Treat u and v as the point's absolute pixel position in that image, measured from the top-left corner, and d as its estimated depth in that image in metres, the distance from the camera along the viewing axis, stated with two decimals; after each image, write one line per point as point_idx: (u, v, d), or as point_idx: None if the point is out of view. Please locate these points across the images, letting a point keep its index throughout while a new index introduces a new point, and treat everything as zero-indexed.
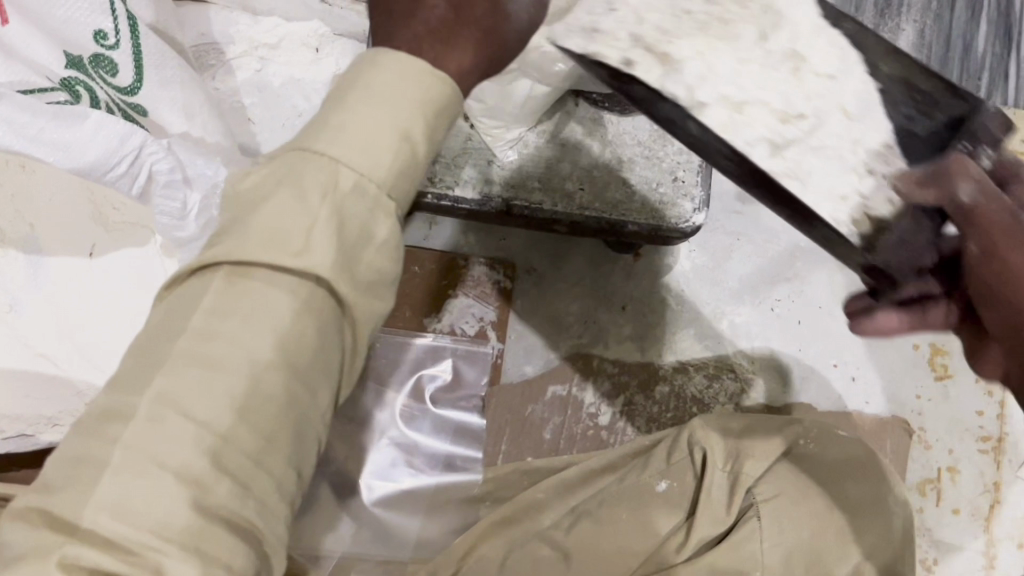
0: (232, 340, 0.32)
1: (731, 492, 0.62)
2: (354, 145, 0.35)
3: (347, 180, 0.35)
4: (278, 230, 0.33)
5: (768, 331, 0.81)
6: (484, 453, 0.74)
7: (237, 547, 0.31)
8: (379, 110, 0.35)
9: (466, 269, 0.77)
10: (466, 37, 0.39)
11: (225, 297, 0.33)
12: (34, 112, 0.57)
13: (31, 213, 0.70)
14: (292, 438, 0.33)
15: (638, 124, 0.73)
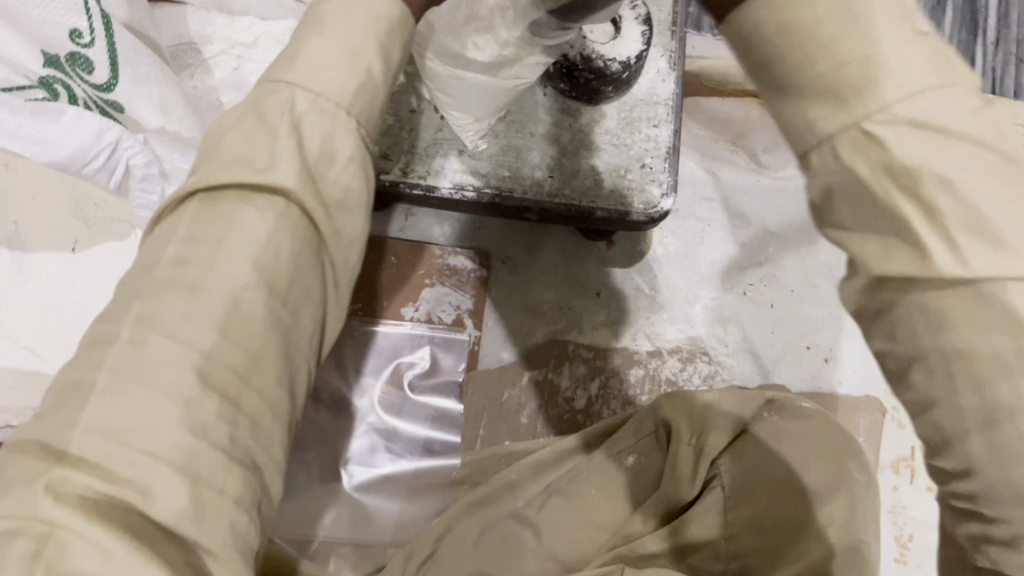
0: (207, 263, 0.33)
1: (696, 462, 0.63)
2: (314, 72, 0.37)
3: (311, 100, 0.37)
4: (246, 155, 0.36)
5: (741, 314, 0.83)
6: (463, 438, 0.76)
7: (228, 466, 0.31)
8: (333, 41, 0.38)
9: (442, 258, 0.79)
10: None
11: (196, 225, 0.35)
12: (12, 110, 0.59)
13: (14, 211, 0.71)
14: (280, 361, 0.34)
15: (606, 112, 0.74)
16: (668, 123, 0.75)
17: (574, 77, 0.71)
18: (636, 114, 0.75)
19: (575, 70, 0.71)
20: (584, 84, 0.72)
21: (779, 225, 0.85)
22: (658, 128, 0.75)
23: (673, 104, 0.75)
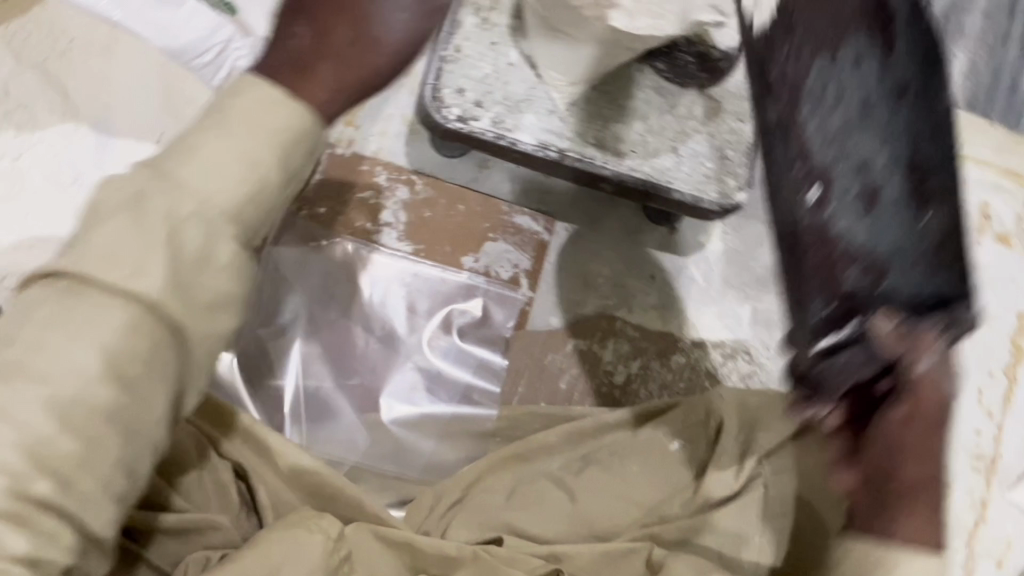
0: (59, 358, 0.38)
1: (742, 457, 0.66)
2: (204, 170, 0.42)
3: (194, 205, 0.41)
4: (111, 254, 0.39)
5: (788, 321, 0.84)
6: (502, 390, 0.76)
7: (98, 514, 0.39)
8: (231, 137, 0.43)
9: (508, 215, 0.80)
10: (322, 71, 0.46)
11: (43, 324, 0.38)
12: None
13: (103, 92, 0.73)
14: (122, 451, 0.39)
15: (696, 98, 0.75)
16: (753, 120, 0.76)
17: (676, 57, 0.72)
18: (723, 105, 0.76)
19: (676, 51, 0.72)
20: (682, 67, 0.73)
21: None
22: (742, 123, 0.76)
23: None
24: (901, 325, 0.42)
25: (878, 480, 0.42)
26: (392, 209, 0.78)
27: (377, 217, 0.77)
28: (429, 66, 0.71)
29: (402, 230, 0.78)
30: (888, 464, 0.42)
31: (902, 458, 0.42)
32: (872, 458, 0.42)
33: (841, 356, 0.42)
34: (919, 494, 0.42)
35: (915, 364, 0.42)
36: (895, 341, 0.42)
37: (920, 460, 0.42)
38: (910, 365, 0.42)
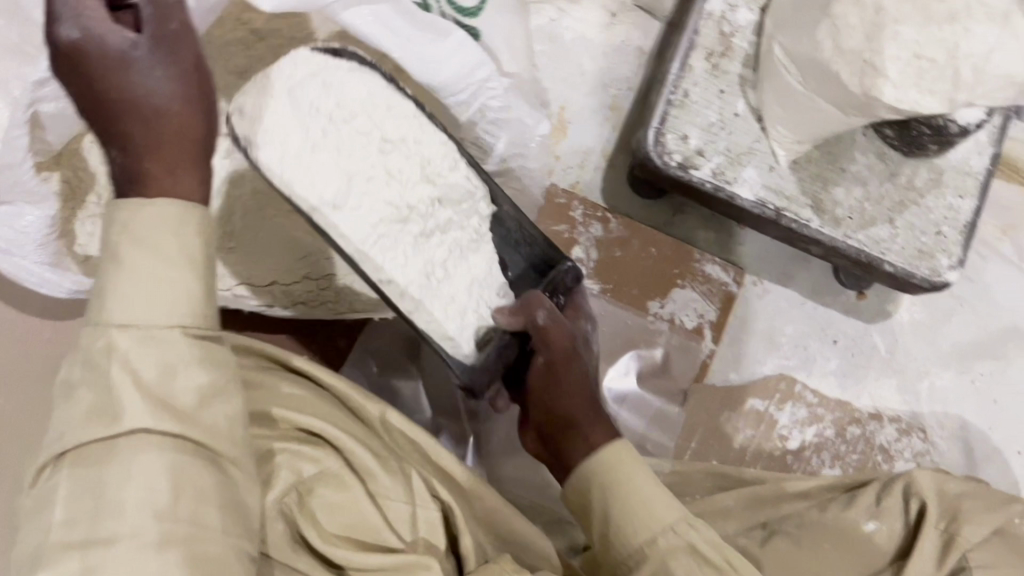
0: (134, 497, 0.35)
1: (945, 550, 0.62)
2: (90, 452, 0.36)
3: (117, 443, 0.36)
4: (82, 504, 0.35)
5: (964, 402, 0.81)
6: (675, 444, 0.75)
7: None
8: (153, 284, 0.38)
9: (698, 263, 0.77)
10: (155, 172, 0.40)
11: (82, 483, 0.35)
12: (407, 21, 0.57)
13: (297, 101, 0.49)
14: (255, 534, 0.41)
15: (919, 170, 0.72)
16: (973, 197, 0.73)
17: (910, 127, 0.68)
18: (944, 179, 0.73)
19: (912, 123, 0.68)
20: (914, 138, 0.69)
21: None
22: (962, 199, 0.73)
23: (983, 178, 0.73)
24: (513, 307, 0.53)
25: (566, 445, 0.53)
26: (584, 245, 0.76)
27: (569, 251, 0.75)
28: (656, 108, 0.70)
29: (591, 266, 0.76)
30: (582, 417, 0.53)
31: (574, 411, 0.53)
32: (574, 425, 0.53)
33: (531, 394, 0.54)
34: (579, 417, 0.53)
35: (534, 320, 0.53)
36: (511, 316, 0.53)
37: (550, 401, 0.54)
38: (535, 326, 0.53)
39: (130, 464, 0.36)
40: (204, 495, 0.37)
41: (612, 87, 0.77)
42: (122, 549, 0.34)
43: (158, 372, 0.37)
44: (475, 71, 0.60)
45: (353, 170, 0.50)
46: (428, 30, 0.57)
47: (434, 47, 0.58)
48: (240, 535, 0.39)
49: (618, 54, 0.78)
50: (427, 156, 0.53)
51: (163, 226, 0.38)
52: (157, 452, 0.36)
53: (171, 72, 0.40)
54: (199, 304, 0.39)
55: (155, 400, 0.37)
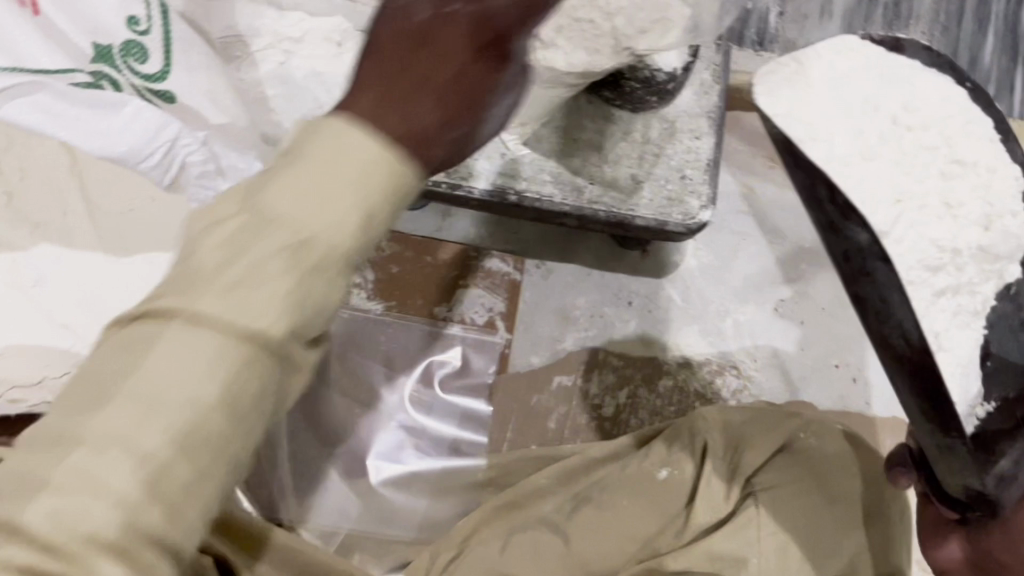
0: None
1: (731, 481, 0.65)
2: None
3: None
4: None
5: (773, 330, 0.83)
6: (489, 440, 0.76)
7: None
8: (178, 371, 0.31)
9: (477, 259, 0.80)
10: (422, 104, 0.34)
11: None
12: (68, 101, 0.62)
13: (882, 99, 0.50)
14: None
15: (649, 123, 0.75)
16: (709, 135, 0.75)
17: (622, 87, 0.71)
18: (677, 125, 0.75)
19: (623, 80, 0.70)
20: (630, 94, 0.72)
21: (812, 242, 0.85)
22: (698, 140, 0.75)
23: (715, 116, 0.76)
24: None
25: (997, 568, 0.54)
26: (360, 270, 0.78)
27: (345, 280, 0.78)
28: None
29: (370, 288, 0.78)
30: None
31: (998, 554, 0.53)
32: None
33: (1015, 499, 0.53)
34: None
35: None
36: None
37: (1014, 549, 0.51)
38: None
39: (172, 368, 0.31)
40: (327, 304, 0.34)
41: None
42: (163, 425, 0.30)
43: (303, 236, 0.32)
44: (159, 130, 0.64)
45: (908, 185, 0.50)
46: (96, 106, 0.62)
47: (103, 119, 0.63)
48: (255, 422, 0.33)
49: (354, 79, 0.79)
50: (987, 185, 0.53)
51: (338, 162, 0.33)
52: (214, 343, 0.31)
53: (512, 95, 0.38)
54: (350, 233, 0.33)
55: (237, 296, 0.32)
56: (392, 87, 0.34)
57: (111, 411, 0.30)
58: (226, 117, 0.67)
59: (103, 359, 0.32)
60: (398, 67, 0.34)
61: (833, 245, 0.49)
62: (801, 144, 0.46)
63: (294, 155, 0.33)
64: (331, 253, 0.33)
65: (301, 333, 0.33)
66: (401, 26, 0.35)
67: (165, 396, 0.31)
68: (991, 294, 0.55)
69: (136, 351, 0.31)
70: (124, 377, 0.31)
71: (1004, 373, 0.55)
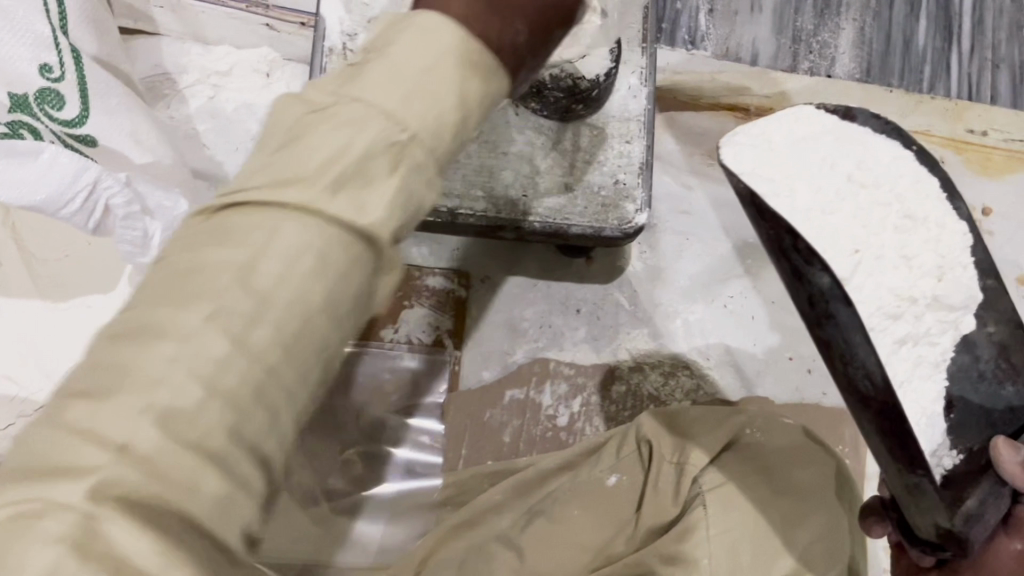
0: None
1: (678, 483, 0.64)
2: None
3: None
4: None
5: (723, 327, 0.83)
6: (444, 458, 0.76)
7: None
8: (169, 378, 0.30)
9: (420, 279, 0.80)
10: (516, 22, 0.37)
11: None
12: None
13: (823, 151, 0.52)
14: None
15: (578, 131, 0.75)
16: (640, 138, 0.75)
17: (545, 97, 0.71)
18: (606, 130, 0.75)
19: (545, 90, 0.71)
20: (555, 103, 0.72)
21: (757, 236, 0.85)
22: (630, 144, 0.75)
23: (645, 119, 0.76)
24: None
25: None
26: None
27: None
28: None
29: None
30: None
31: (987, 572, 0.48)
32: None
33: (980, 536, 0.47)
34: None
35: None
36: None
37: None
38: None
39: (283, 262, 0.32)
40: (420, 201, 0.36)
41: None
42: (273, 321, 0.32)
43: (407, 131, 0.35)
44: (77, 176, 0.62)
45: (858, 243, 0.50)
46: (13, 154, 0.61)
47: (22, 168, 0.61)
48: (350, 322, 0.35)
49: None
50: (940, 239, 0.51)
51: (407, 72, 0.35)
52: (318, 238, 0.33)
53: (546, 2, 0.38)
54: (449, 125, 0.36)
55: (356, 189, 0.34)
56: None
57: (227, 302, 0.31)
58: (152, 156, 0.67)
59: (185, 255, 0.33)
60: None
61: (798, 295, 0.50)
62: (765, 197, 0.50)
63: (381, 53, 0.37)
64: (427, 157, 0.36)
65: (399, 234, 0.35)
66: None
67: (273, 295, 0.32)
68: (950, 347, 0.50)
69: (215, 246, 0.33)
70: (231, 275, 0.32)
71: (970, 424, 0.49)
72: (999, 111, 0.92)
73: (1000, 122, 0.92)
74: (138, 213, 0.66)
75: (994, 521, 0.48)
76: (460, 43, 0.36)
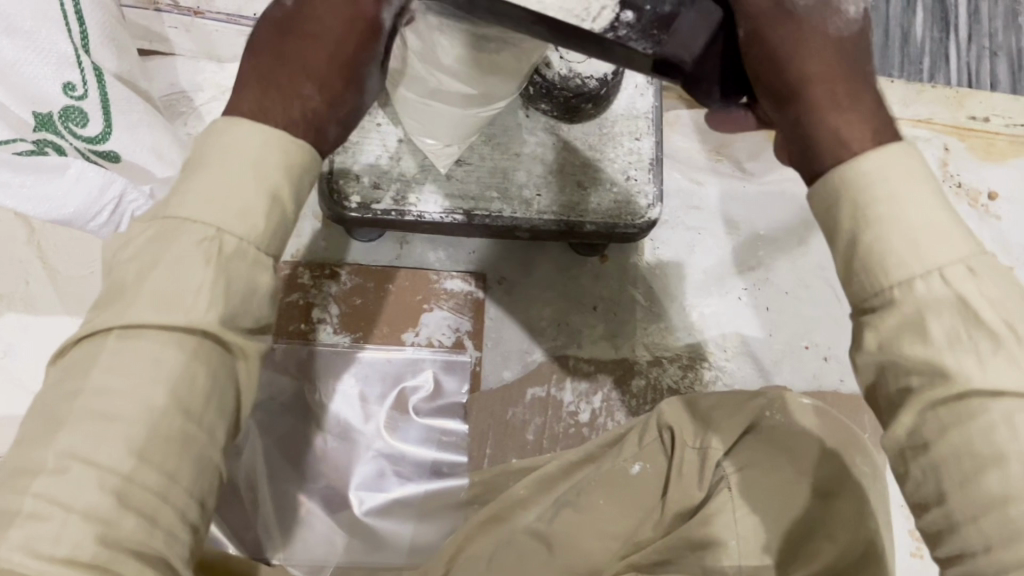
0: None
1: (701, 467, 0.65)
2: None
3: None
4: None
5: (738, 318, 0.84)
6: (469, 457, 0.77)
7: None
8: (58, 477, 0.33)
9: (437, 280, 0.81)
10: (306, 90, 0.41)
11: None
12: (15, 171, 0.62)
13: None
14: None
15: (588, 129, 0.76)
16: (649, 135, 0.77)
17: (554, 98, 0.73)
18: (616, 129, 0.77)
19: (554, 90, 0.72)
20: (565, 103, 0.73)
21: (767, 228, 0.86)
22: (639, 140, 0.77)
23: (653, 116, 0.77)
24: None
25: (797, 124, 0.40)
26: (324, 306, 0.78)
27: (309, 316, 0.78)
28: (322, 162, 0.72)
29: (336, 322, 0.78)
30: (822, 99, 0.40)
31: (818, 92, 0.40)
32: (814, 101, 0.40)
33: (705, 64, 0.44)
34: (831, 86, 0.40)
35: None
36: None
37: (784, 90, 0.41)
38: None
39: (116, 382, 0.35)
40: (251, 280, 0.38)
41: None
42: (122, 437, 0.34)
43: (215, 226, 0.37)
44: (105, 190, 0.63)
45: None
46: (40, 173, 0.63)
47: (50, 184, 0.63)
48: (223, 403, 0.38)
49: None
50: None
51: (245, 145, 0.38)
52: (152, 349, 0.35)
53: (346, 25, 0.43)
54: (260, 212, 0.38)
55: (173, 292, 0.36)
56: (274, 78, 0.41)
57: (73, 429, 0.34)
58: (173, 169, 0.68)
59: (51, 393, 0.36)
60: (277, 62, 0.42)
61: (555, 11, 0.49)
62: None
63: (200, 165, 0.38)
64: (242, 243, 0.38)
65: (234, 318, 0.37)
66: (273, 21, 0.43)
67: (115, 413, 0.34)
68: None
69: (67, 381, 0.35)
70: (77, 402, 0.34)
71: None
72: (998, 96, 0.94)
73: (1000, 107, 0.93)
74: None
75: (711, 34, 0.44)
76: (275, 117, 0.40)
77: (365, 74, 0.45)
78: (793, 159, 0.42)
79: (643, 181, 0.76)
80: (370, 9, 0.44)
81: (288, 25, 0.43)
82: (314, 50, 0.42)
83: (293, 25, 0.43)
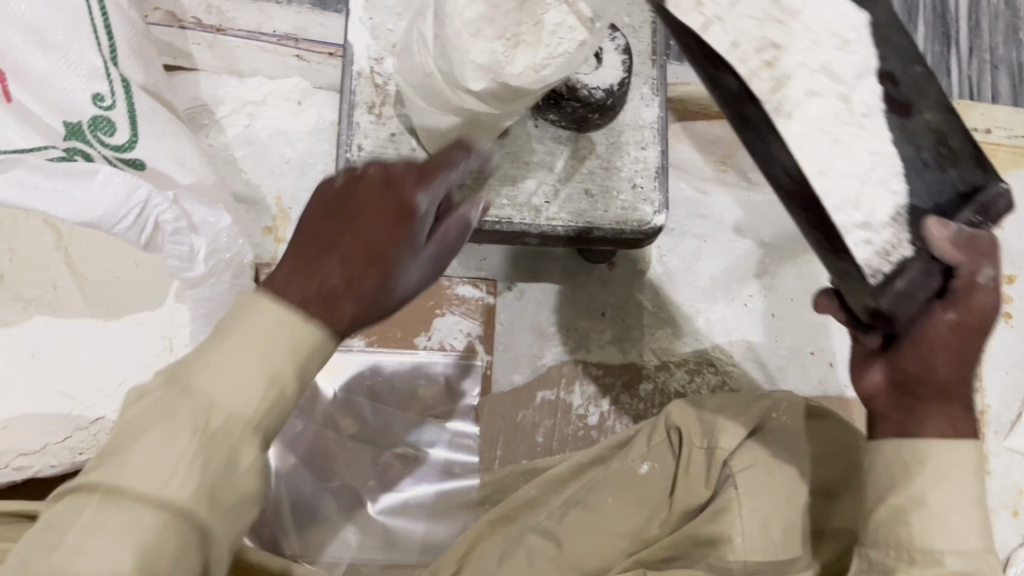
0: None
1: (708, 465, 0.65)
2: None
3: None
4: None
5: (744, 325, 0.85)
6: (480, 458, 0.79)
7: None
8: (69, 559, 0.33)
9: (450, 287, 0.82)
10: (329, 266, 0.39)
11: None
12: (46, 176, 0.65)
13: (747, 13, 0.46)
14: None
15: (596, 139, 0.79)
16: (655, 145, 0.79)
17: (563, 107, 0.75)
18: (623, 139, 0.79)
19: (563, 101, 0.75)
20: (573, 113, 0.75)
21: (770, 236, 0.88)
22: (645, 150, 0.79)
23: (659, 127, 0.80)
24: (956, 235, 0.44)
25: (918, 401, 0.44)
26: None
27: None
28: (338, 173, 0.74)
29: None
30: (960, 396, 0.44)
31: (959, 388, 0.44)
32: (943, 400, 0.44)
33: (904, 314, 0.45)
34: (962, 392, 0.44)
35: (977, 277, 0.43)
36: (951, 249, 0.44)
37: (922, 359, 0.44)
38: (972, 276, 0.43)
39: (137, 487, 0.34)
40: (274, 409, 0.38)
41: (318, 163, 0.84)
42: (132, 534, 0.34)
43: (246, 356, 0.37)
44: (130, 194, 0.66)
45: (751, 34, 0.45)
46: (67, 178, 0.65)
47: (79, 188, 0.65)
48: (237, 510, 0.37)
49: (316, 133, 0.85)
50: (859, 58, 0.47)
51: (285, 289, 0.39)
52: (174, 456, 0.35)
53: (380, 206, 0.41)
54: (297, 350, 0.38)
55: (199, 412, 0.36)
56: (302, 256, 0.40)
57: (90, 523, 0.34)
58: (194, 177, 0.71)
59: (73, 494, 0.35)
60: (313, 234, 0.41)
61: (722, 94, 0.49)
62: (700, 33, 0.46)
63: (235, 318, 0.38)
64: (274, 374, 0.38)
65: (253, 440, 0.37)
66: (325, 196, 0.42)
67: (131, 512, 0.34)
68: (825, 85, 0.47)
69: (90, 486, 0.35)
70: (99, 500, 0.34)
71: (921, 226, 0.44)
72: (999, 109, 0.95)
73: (1002, 120, 0.95)
74: (180, 232, 0.69)
75: (923, 300, 0.45)
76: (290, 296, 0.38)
77: (396, 260, 0.41)
78: (893, 414, 0.45)
79: (649, 190, 0.78)
80: (409, 194, 0.42)
81: (331, 200, 0.42)
82: (338, 234, 0.40)
83: (332, 209, 0.41)
